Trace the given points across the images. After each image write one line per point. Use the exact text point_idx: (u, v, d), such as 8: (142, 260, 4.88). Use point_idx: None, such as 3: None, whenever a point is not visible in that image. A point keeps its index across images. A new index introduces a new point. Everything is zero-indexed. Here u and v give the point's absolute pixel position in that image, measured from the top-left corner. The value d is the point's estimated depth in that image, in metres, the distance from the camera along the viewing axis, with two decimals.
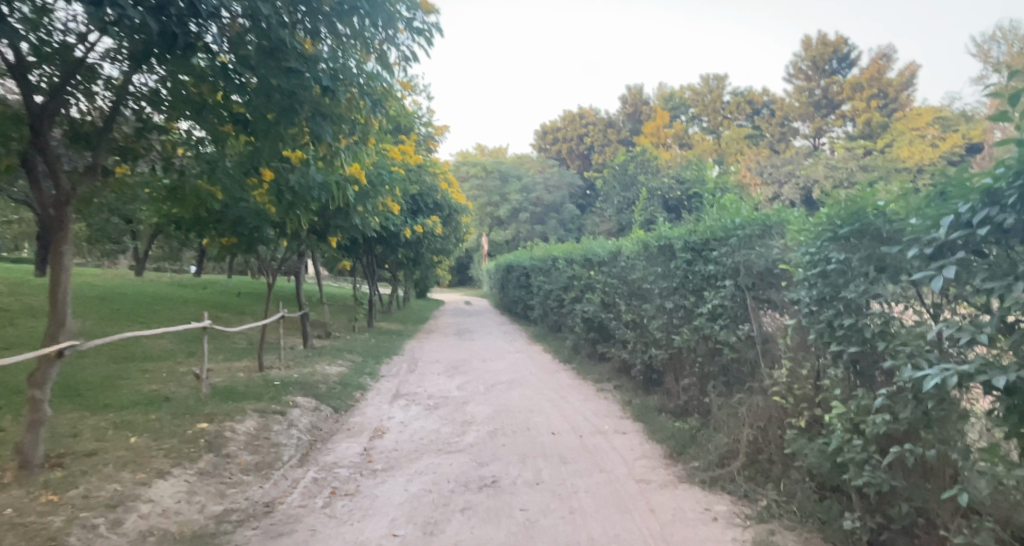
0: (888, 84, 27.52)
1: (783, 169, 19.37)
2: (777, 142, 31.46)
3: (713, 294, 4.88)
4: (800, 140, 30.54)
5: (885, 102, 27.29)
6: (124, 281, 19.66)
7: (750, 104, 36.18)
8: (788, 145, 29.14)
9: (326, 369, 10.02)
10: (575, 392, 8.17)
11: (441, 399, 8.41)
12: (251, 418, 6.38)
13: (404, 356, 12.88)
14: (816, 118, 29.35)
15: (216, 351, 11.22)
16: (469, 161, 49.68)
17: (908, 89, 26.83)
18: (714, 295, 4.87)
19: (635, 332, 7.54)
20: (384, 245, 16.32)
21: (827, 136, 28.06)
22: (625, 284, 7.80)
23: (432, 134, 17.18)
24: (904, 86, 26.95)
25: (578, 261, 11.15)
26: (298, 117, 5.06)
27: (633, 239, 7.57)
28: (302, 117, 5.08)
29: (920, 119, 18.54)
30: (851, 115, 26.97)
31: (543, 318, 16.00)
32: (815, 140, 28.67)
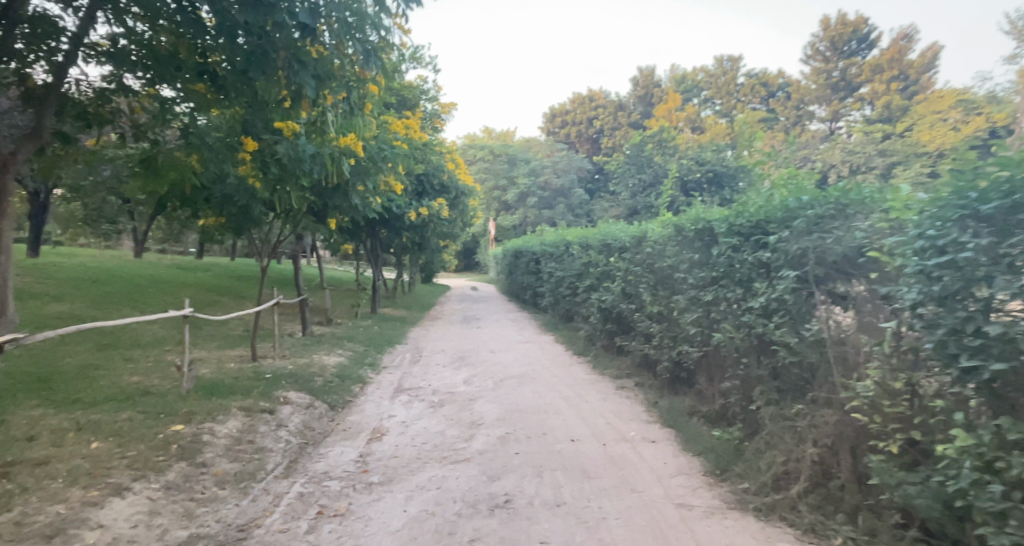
0: (910, 66, 26.36)
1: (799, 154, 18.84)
2: (793, 126, 30.37)
3: (769, 287, 4.16)
4: (816, 124, 29.46)
5: (906, 84, 26.16)
6: (121, 263, 19.03)
7: (765, 86, 34.99)
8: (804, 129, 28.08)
9: (324, 360, 9.37)
10: (594, 390, 7.48)
11: (447, 395, 7.74)
12: (235, 418, 5.71)
13: (409, 346, 12.23)
14: (833, 101, 28.25)
15: (208, 339, 10.56)
16: (476, 143, 48.66)
17: (930, 71, 25.73)
18: (769, 288, 4.14)
19: (662, 326, 6.83)
20: (388, 227, 15.61)
21: (845, 120, 26.98)
22: (650, 272, 7.08)
23: (439, 111, 16.34)
24: (927, 68, 25.83)
25: (595, 246, 10.41)
26: (273, 67, 4.36)
27: (660, 222, 6.86)
28: (277, 66, 4.37)
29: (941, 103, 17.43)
30: (870, 98, 25.91)
31: (554, 306, 15.32)
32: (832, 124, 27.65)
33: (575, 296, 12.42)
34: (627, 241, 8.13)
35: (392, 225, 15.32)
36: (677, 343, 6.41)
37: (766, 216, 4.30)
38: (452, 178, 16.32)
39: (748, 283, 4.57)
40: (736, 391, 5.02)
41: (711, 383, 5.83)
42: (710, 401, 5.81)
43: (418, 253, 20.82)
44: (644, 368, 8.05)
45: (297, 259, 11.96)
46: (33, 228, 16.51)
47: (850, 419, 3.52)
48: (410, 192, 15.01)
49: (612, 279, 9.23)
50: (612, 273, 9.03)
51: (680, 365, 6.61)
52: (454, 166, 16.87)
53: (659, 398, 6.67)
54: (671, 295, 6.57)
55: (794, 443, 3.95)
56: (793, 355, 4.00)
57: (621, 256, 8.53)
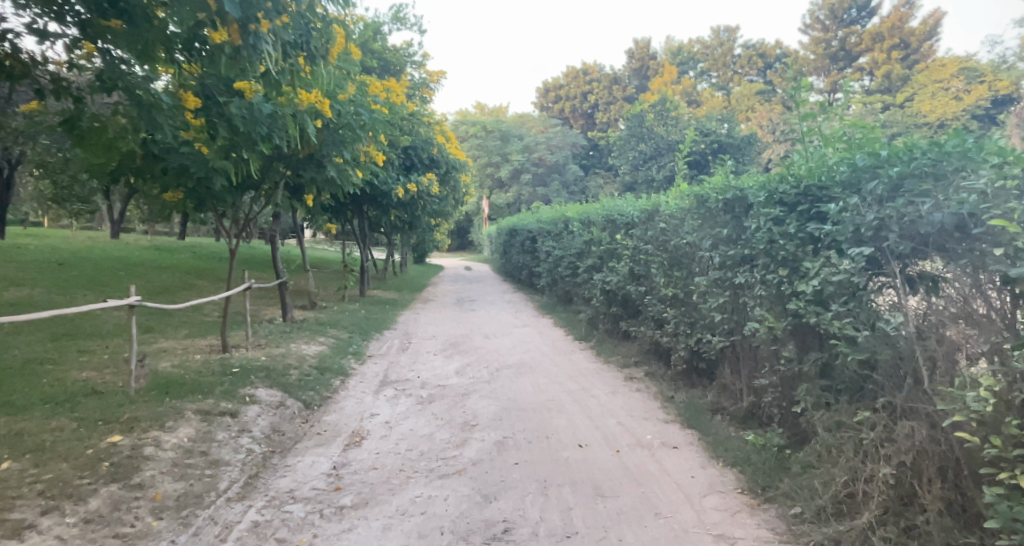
0: (911, 35, 25.45)
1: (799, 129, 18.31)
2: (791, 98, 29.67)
3: (831, 267, 3.39)
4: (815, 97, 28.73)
5: (907, 53, 25.25)
6: (96, 245, 18.05)
7: (763, 58, 33.96)
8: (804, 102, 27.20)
9: (302, 349, 8.60)
10: (600, 382, 6.74)
11: (438, 389, 6.99)
12: (189, 424, 4.88)
13: (397, 331, 11.47)
14: (833, 72, 27.34)
15: (177, 327, 9.73)
16: (467, 119, 47.37)
17: (932, 38, 24.84)
18: (831, 269, 3.38)
19: (678, 311, 6.08)
20: (375, 205, 14.73)
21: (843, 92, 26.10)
22: (663, 249, 6.30)
23: (427, 80, 15.29)
24: (929, 36, 24.96)
25: (598, 222, 9.62)
26: None
27: (678, 195, 6.11)
28: None
29: (942, 71, 16.53)
30: (870, 68, 25.06)
31: (552, 287, 14.56)
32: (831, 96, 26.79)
33: (574, 277, 11.68)
34: (636, 215, 7.36)
35: (379, 203, 14.45)
36: (696, 331, 5.66)
37: (820, 180, 3.57)
38: (443, 151, 15.38)
39: (794, 261, 3.83)
40: (773, 390, 4.30)
41: (738, 377, 5.12)
42: (737, 398, 5.09)
43: (408, 232, 19.94)
44: (656, 356, 7.32)
45: (275, 240, 11.08)
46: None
47: (942, 433, 2.81)
48: (398, 167, 14.11)
49: (617, 258, 8.47)
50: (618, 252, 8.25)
51: (699, 355, 5.88)
52: (445, 140, 15.95)
53: (675, 393, 5.94)
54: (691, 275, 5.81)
55: (859, 459, 3.24)
56: (860, 352, 3.27)
57: (629, 232, 7.75)
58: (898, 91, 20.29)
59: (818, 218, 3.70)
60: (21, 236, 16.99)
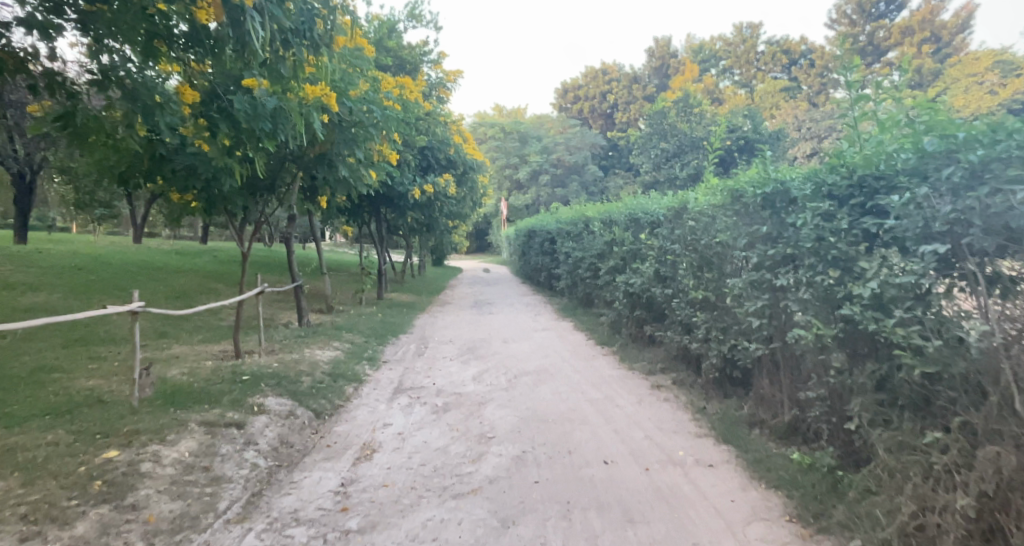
0: (942, 27, 24.54)
1: (824, 126, 17.77)
2: (816, 95, 28.94)
3: (899, 266, 3.03)
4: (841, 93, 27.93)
5: (938, 46, 24.34)
6: (118, 249, 18.15)
7: (786, 55, 33.14)
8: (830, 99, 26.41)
9: (316, 355, 8.37)
10: (626, 390, 6.37)
11: (454, 398, 6.68)
12: (191, 435, 4.62)
13: (414, 335, 11.20)
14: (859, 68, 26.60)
15: (192, 331, 9.58)
16: (486, 121, 47.14)
17: (965, 31, 23.91)
18: (901, 268, 3.02)
19: (709, 315, 5.70)
20: (391, 207, 14.52)
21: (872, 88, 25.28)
22: (691, 249, 5.93)
23: (443, 79, 15.00)
24: (961, 28, 24.04)
25: (620, 222, 9.25)
26: None
27: (707, 191, 5.75)
28: None
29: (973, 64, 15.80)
30: (899, 64, 24.31)
31: (572, 289, 14.19)
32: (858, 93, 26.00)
33: (595, 279, 11.30)
34: (661, 213, 6.99)
35: (396, 205, 14.24)
36: (730, 338, 5.28)
37: (880, 169, 3.22)
38: (460, 151, 15.12)
39: (847, 261, 3.47)
40: (821, 404, 3.91)
41: (778, 388, 4.72)
42: (776, 410, 4.70)
43: (426, 234, 19.72)
44: (684, 362, 6.92)
45: (290, 242, 10.90)
46: (19, 214, 15.74)
47: None
48: (414, 168, 13.88)
49: (642, 258, 8.09)
50: (642, 253, 7.87)
51: (732, 362, 5.49)
52: (462, 141, 15.69)
53: (707, 403, 5.56)
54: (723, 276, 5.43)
55: (930, 485, 2.86)
56: (929, 364, 2.89)
57: (654, 231, 7.38)
58: (928, 86, 19.59)
59: (875, 212, 3.34)
60: (45, 241, 17.16)
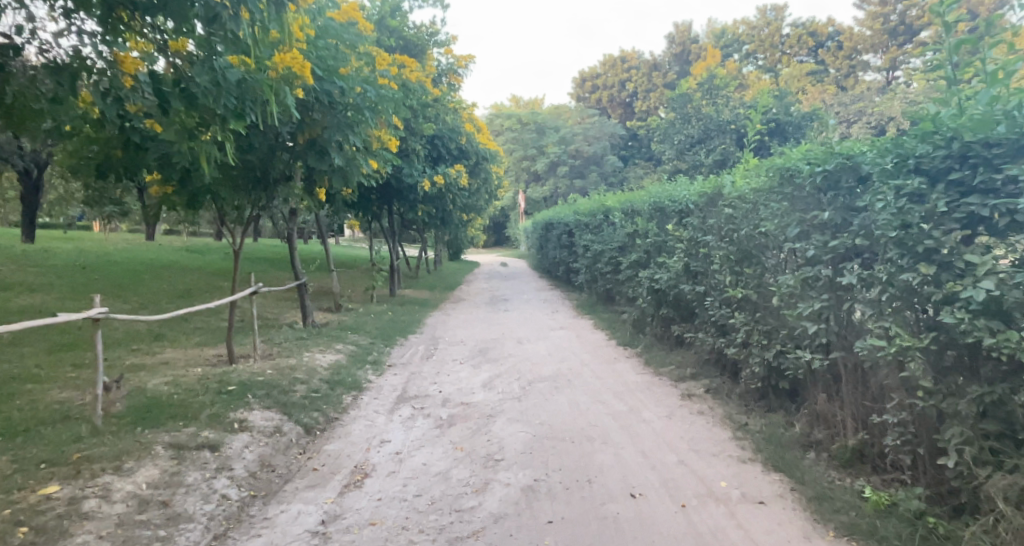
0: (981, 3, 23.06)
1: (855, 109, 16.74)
2: (844, 78, 27.62)
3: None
4: (871, 76, 26.58)
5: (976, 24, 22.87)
6: (127, 247, 17.86)
7: (813, 37, 31.79)
8: (859, 82, 25.14)
9: (315, 359, 7.80)
10: (653, 401, 5.65)
11: (461, 409, 6.04)
12: (155, 461, 4.03)
13: (424, 336, 10.59)
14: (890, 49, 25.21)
15: (189, 334, 9.08)
16: (502, 112, 46.30)
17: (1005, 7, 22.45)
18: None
19: (751, 315, 4.96)
20: (401, 200, 13.94)
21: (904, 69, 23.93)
22: (727, 240, 5.20)
23: (455, 65, 14.30)
24: None
25: (643, 211, 8.52)
26: None
27: (744, 173, 5.04)
28: None
29: None
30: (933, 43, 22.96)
31: (591, 284, 13.47)
32: (889, 75, 24.65)
33: (616, 274, 10.57)
34: (691, 199, 6.26)
35: (406, 198, 13.65)
36: (776, 343, 4.55)
37: (996, 134, 2.53)
38: (472, 141, 14.48)
39: (944, 253, 2.74)
40: (900, 430, 3.18)
41: (838, 405, 3.99)
42: (836, 431, 3.96)
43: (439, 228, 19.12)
44: (719, 367, 6.19)
45: (292, 238, 10.35)
46: (25, 213, 15.47)
47: None
48: (424, 158, 13.27)
49: (669, 250, 7.35)
50: (670, 245, 7.13)
51: (778, 371, 4.76)
52: (474, 129, 15.05)
53: (749, 419, 4.82)
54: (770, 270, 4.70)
55: None
56: None
57: (683, 220, 6.66)
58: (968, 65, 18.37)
59: (985, 189, 2.65)
60: (57, 240, 16.98)
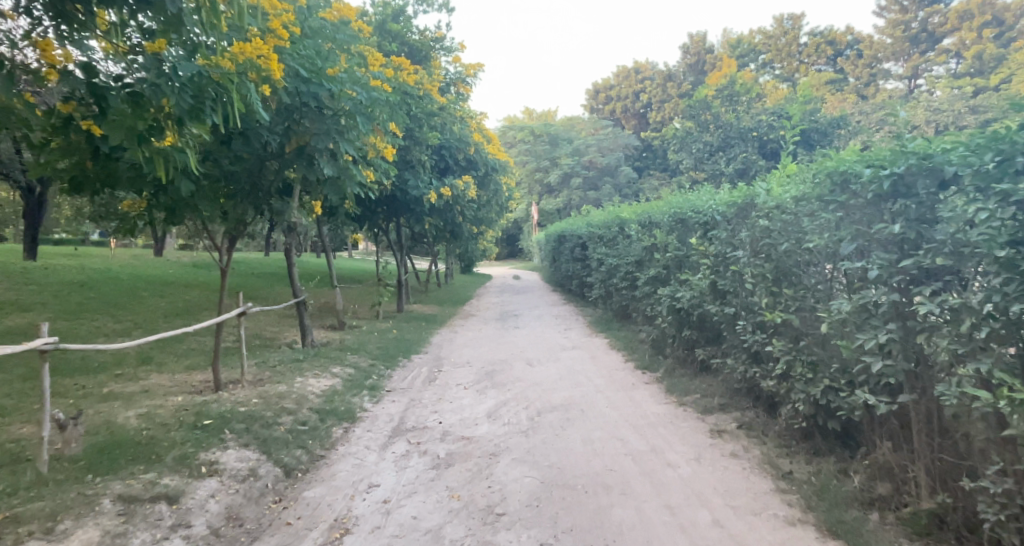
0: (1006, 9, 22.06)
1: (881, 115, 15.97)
2: (864, 87, 26.76)
3: None
4: (892, 84, 25.67)
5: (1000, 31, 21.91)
6: (132, 263, 17.55)
7: (831, 46, 31.02)
8: (879, 91, 24.31)
9: (308, 385, 7.23)
10: (678, 439, 4.98)
11: (462, 445, 5.41)
12: (98, 520, 3.45)
13: (428, 357, 9.99)
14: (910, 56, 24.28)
15: (178, 356, 8.57)
16: (515, 124, 45.92)
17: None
18: None
19: (793, 344, 4.30)
20: (408, 213, 13.45)
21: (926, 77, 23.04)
22: (762, 256, 4.55)
23: (463, 73, 13.76)
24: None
25: (662, 223, 7.90)
26: None
27: (781, 180, 4.41)
28: None
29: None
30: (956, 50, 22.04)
31: (606, 300, 12.82)
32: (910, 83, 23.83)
33: (633, 291, 9.91)
34: (718, 209, 5.63)
35: (412, 210, 13.15)
36: (826, 378, 3.88)
37: None
38: (481, 151, 13.99)
39: None
40: (1002, 501, 2.52)
41: (907, 457, 3.32)
42: (906, 487, 3.29)
43: (448, 241, 18.60)
44: (752, 398, 5.50)
45: (290, 254, 9.86)
46: (26, 230, 15.20)
47: None
48: (430, 169, 12.77)
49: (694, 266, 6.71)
50: (694, 261, 6.49)
51: (826, 409, 4.09)
52: (484, 140, 14.56)
53: (793, 465, 4.14)
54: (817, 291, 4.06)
55: None
56: None
57: (708, 234, 6.03)
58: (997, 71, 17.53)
59: None
60: (62, 257, 16.75)
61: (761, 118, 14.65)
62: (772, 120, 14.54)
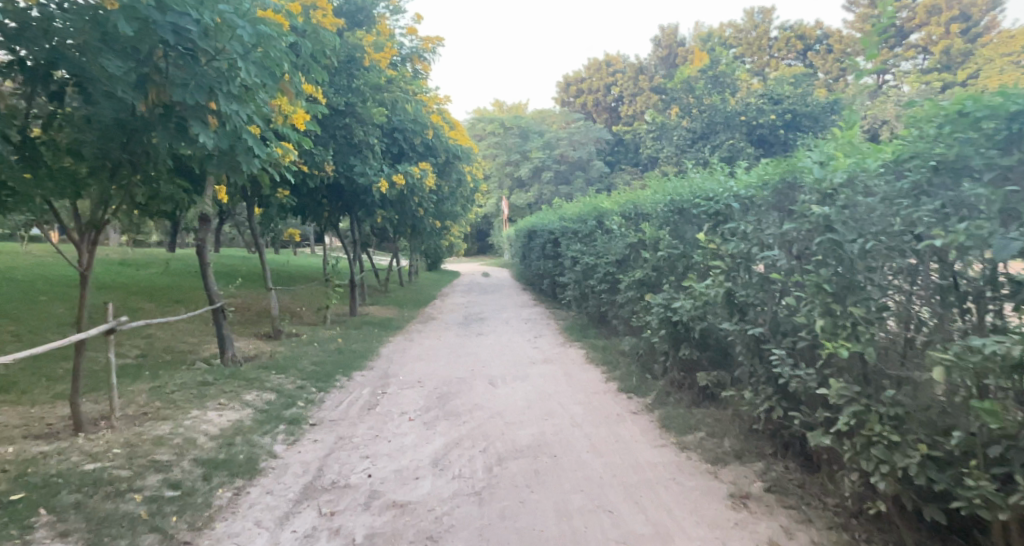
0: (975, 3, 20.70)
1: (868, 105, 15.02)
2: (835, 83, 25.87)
3: None
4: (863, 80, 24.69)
5: (969, 26, 20.57)
6: (44, 261, 15.44)
7: (801, 40, 29.99)
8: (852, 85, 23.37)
9: (203, 422, 5.63)
10: (689, 513, 3.58)
11: (389, 519, 3.90)
12: None
13: (374, 373, 8.48)
14: None
15: (48, 382, 6.79)
16: (485, 116, 44.25)
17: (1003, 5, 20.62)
18: None
19: (861, 388, 2.96)
20: (358, 204, 11.88)
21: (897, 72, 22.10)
22: (814, 258, 3.19)
23: (420, 46, 12.11)
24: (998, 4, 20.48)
25: (652, 215, 6.55)
26: None
27: (848, 142, 3.05)
28: None
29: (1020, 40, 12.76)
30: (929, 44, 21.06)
31: (581, 303, 11.47)
32: None
33: (613, 296, 8.55)
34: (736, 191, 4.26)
35: (361, 201, 11.62)
36: (927, 447, 2.55)
37: None
38: (440, 134, 12.47)
39: None
40: None
41: None
42: None
43: (409, 237, 17.00)
44: (781, 447, 4.16)
45: (203, 251, 8.22)
46: None
47: None
48: (381, 155, 11.20)
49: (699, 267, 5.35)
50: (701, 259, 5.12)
51: (919, 490, 2.75)
52: (444, 122, 13.02)
53: None
54: (927, 304, 2.80)
55: None
56: None
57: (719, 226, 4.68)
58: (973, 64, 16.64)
59: None
60: None
61: (749, 102, 13.38)
62: (762, 103, 13.41)
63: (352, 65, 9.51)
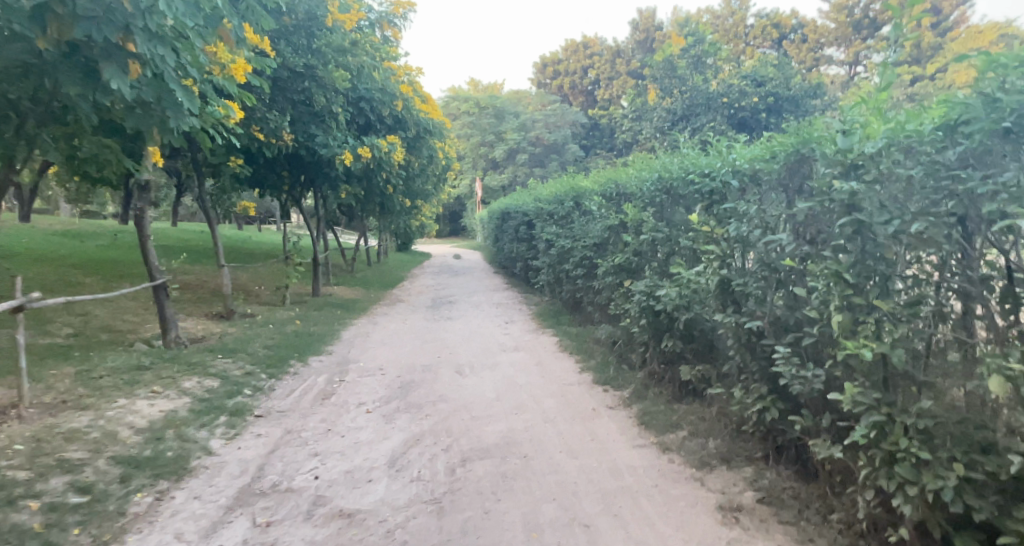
0: None
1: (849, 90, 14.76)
2: (809, 73, 25.77)
3: None
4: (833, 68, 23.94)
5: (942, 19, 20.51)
6: None
7: (776, 28, 29.74)
8: (826, 75, 23.25)
9: (130, 412, 5.00)
10: (674, 530, 3.17)
11: (333, 532, 3.39)
12: None
13: (332, 359, 7.91)
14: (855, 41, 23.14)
15: None
16: (459, 95, 43.20)
17: None
18: None
19: (883, 393, 2.55)
20: (320, 177, 11.16)
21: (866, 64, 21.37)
22: (831, 242, 2.77)
23: (390, 11, 11.33)
24: None
25: (635, 196, 6.08)
26: None
27: (881, 105, 2.60)
28: None
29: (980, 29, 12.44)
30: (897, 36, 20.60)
31: (554, 288, 11.04)
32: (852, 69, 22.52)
33: (590, 282, 8.11)
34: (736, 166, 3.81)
35: (325, 174, 10.93)
36: (968, 468, 2.15)
37: None
38: (410, 106, 11.77)
39: None
40: None
41: None
42: None
43: (377, 215, 16.29)
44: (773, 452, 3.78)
45: (143, 223, 7.44)
46: None
47: None
48: (345, 125, 10.49)
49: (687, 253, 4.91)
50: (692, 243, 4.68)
51: (947, 514, 2.38)
52: (415, 94, 12.31)
53: None
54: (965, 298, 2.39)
55: None
56: None
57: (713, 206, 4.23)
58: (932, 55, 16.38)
59: None
60: None
61: (732, 82, 13.14)
62: (745, 85, 13.06)
63: (313, 24, 8.69)
